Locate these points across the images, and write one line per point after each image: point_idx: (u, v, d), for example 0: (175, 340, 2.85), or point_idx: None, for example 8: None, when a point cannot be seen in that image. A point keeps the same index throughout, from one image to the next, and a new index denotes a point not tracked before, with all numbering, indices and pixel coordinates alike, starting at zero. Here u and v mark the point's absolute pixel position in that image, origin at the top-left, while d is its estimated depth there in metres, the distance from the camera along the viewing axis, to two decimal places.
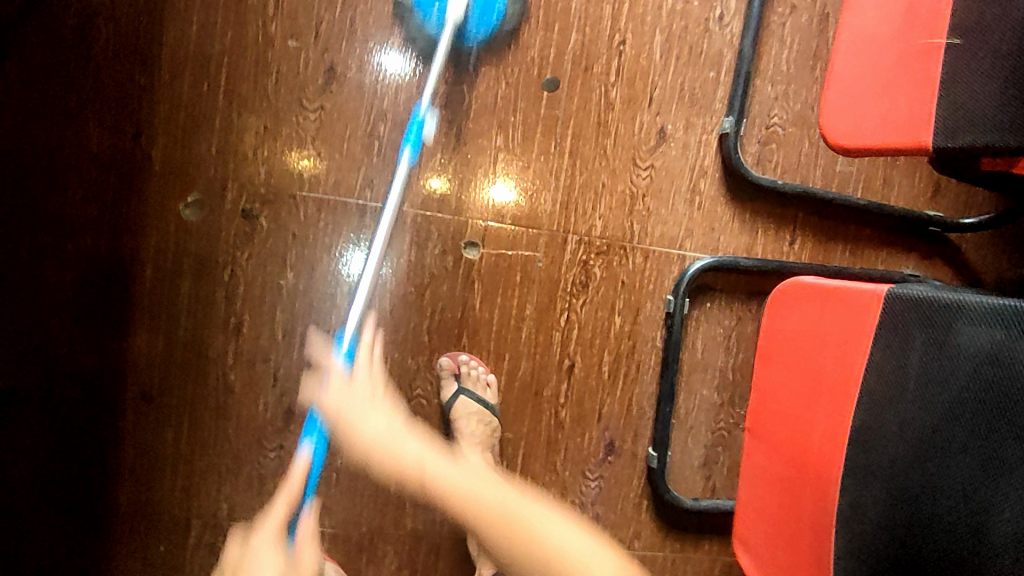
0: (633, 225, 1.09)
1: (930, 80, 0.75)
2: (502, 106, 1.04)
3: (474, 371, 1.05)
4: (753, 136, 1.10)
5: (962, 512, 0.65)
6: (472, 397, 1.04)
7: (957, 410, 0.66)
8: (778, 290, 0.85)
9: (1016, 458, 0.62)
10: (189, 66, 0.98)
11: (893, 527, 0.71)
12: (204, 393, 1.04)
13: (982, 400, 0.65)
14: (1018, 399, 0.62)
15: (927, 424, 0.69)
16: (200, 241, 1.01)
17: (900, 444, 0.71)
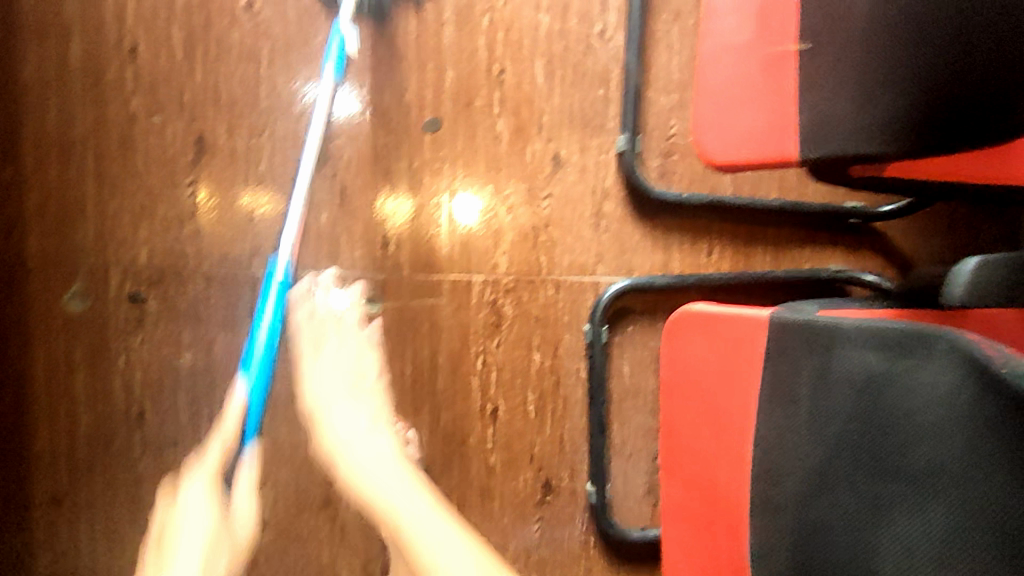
0: (539, 258, 1.05)
1: (789, 90, 0.71)
2: (386, 152, 1.01)
3: (393, 429, 1.02)
4: (652, 150, 1.06)
5: (857, 553, 0.59)
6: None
7: (842, 435, 0.61)
8: (674, 319, 0.79)
9: (899, 478, 0.57)
10: (53, 158, 0.96)
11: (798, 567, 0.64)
12: (115, 487, 1.00)
13: (866, 435, 0.60)
14: (896, 418, 0.58)
15: (817, 448, 0.63)
16: (89, 331, 0.98)
17: (798, 475, 0.65)
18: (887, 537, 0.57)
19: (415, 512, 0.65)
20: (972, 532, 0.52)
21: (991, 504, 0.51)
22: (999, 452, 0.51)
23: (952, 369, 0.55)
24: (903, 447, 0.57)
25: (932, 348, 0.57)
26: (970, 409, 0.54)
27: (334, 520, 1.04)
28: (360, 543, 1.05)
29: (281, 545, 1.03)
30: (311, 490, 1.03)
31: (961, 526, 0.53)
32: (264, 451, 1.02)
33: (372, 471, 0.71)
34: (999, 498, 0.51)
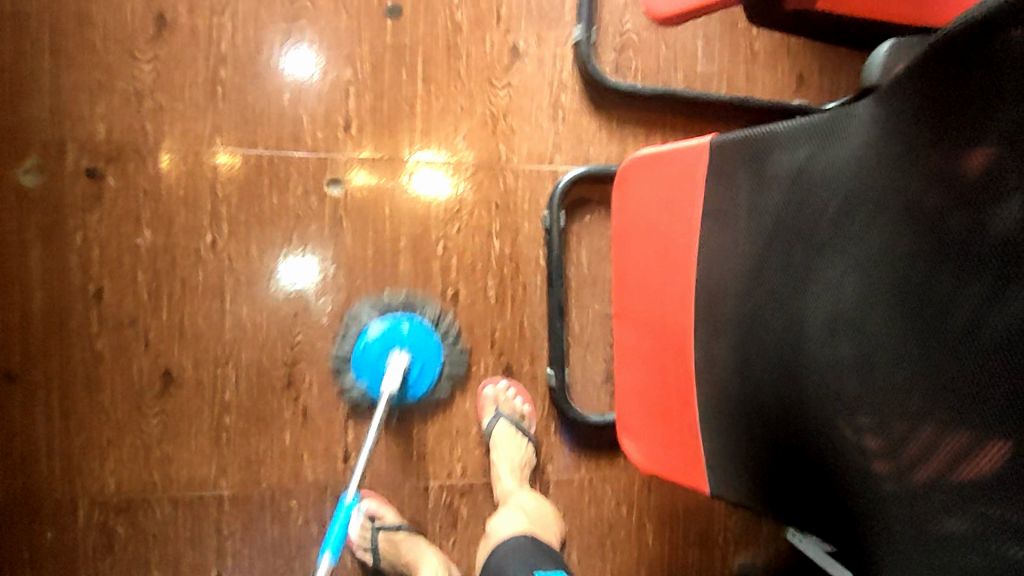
0: (498, 145, 1.08)
1: None
2: (347, 37, 1.03)
3: (514, 401, 1.09)
4: (607, 45, 1.11)
5: (794, 329, 0.65)
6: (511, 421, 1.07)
7: (778, 227, 0.67)
8: (623, 169, 0.85)
9: (824, 254, 0.62)
10: (7, 33, 0.96)
11: (741, 355, 0.70)
12: (74, 364, 1.00)
13: (796, 217, 0.65)
14: (821, 200, 0.63)
15: (755, 245, 0.69)
16: (46, 206, 0.98)
17: (738, 274, 0.70)
18: (817, 303, 0.63)
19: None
20: (878, 279, 0.58)
21: (891, 250, 0.56)
22: (901, 199, 0.56)
23: (864, 134, 0.59)
24: (827, 220, 0.62)
25: (848, 120, 0.60)
26: (878, 167, 0.57)
27: (297, 402, 1.05)
28: (324, 427, 1.06)
29: (242, 428, 1.04)
30: (273, 371, 1.04)
31: (877, 272, 0.58)
32: (225, 332, 1.02)
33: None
34: (900, 242, 0.56)
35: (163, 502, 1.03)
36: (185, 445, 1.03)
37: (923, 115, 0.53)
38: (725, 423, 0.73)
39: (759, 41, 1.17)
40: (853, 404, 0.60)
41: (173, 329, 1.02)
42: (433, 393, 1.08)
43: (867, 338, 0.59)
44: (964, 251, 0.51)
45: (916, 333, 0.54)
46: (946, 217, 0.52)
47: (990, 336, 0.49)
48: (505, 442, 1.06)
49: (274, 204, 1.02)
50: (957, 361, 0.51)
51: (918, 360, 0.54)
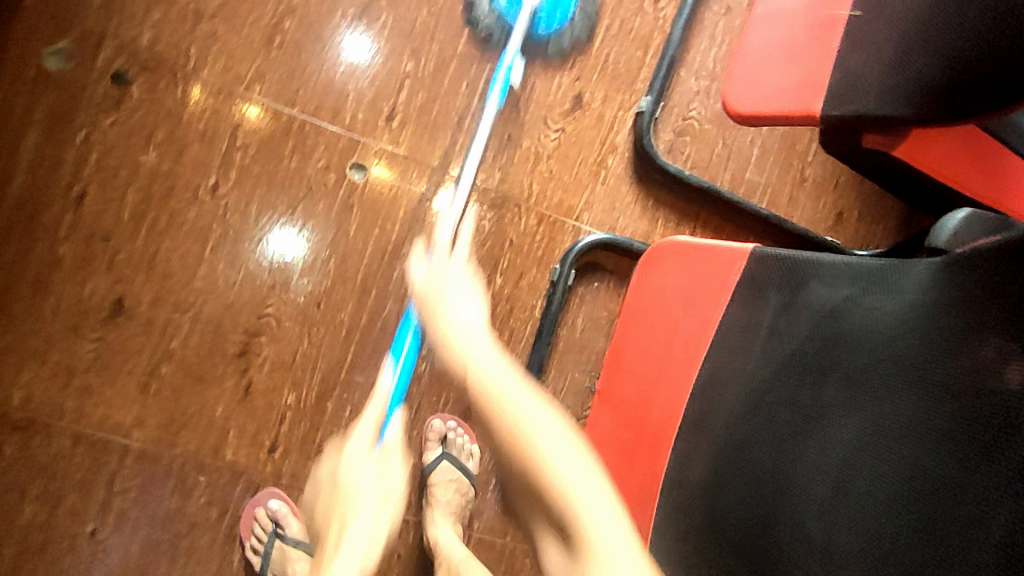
0: (533, 184, 1.05)
1: (824, 55, 0.75)
2: (421, 32, 1.00)
3: (461, 440, 1.04)
4: (669, 124, 1.09)
5: (778, 459, 0.62)
6: (455, 463, 1.02)
7: (796, 354, 0.64)
8: (652, 250, 0.80)
9: (841, 392, 0.60)
10: None
11: (717, 473, 0.65)
12: (29, 261, 0.93)
13: (819, 350, 0.63)
14: (850, 341, 0.61)
15: (765, 365, 0.66)
16: (59, 93, 0.92)
17: (737, 388, 0.67)
18: (816, 458, 0.59)
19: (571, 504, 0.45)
20: (889, 433, 0.55)
21: (915, 403, 0.54)
22: (939, 357, 0.54)
23: (920, 286, 0.58)
24: (856, 359, 0.60)
25: (904, 274, 0.60)
26: (924, 322, 0.56)
27: (243, 375, 0.99)
28: (262, 408, 0.99)
29: (177, 383, 0.97)
30: (230, 336, 0.98)
31: (888, 428, 0.56)
32: (196, 279, 0.96)
33: (527, 402, 0.48)
34: (933, 400, 0.53)
35: (64, 434, 0.95)
36: (110, 380, 0.96)
37: (991, 296, 0.52)
38: (678, 539, 0.67)
39: (812, 168, 1.15)
40: (823, 556, 0.56)
41: (144, 259, 0.95)
42: (507, 289, 1.05)
43: (851, 492, 0.56)
44: (978, 420, 0.50)
45: (924, 498, 0.51)
46: (977, 373, 0.51)
47: (995, 510, 0.46)
48: (445, 485, 1.01)
49: (291, 168, 0.97)
50: (942, 530, 0.49)
51: (902, 523, 0.52)
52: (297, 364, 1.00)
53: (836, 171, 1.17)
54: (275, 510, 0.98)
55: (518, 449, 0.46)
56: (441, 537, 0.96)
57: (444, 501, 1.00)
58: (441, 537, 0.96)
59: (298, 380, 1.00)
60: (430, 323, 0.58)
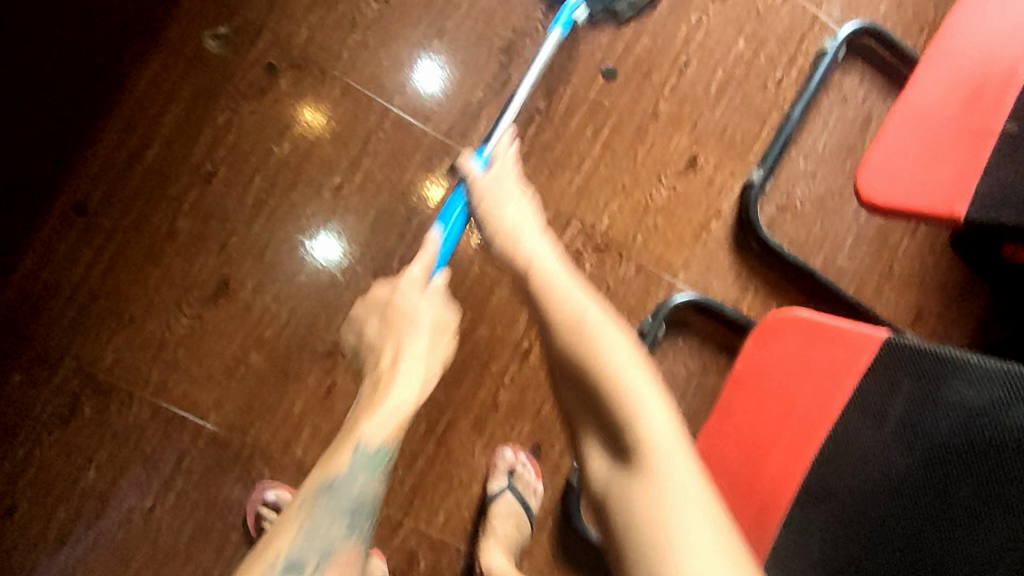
0: (637, 235, 1.07)
1: (971, 163, 0.78)
2: (558, 74, 1.04)
3: (527, 475, 1.02)
4: (772, 200, 1.12)
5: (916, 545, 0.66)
6: (517, 498, 1.00)
7: (936, 449, 0.67)
8: (766, 321, 0.81)
9: (988, 495, 0.64)
10: None
11: (839, 551, 0.69)
12: (146, 228, 0.94)
13: (965, 451, 0.66)
14: (999, 448, 0.64)
15: (898, 455, 0.69)
16: (210, 73, 0.95)
17: (863, 471, 0.70)
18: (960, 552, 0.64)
19: (672, 474, 0.56)
20: None
21: None
22: None
23: None
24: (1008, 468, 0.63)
25: None
26: None
27: (327, 375, 0.98)
28: (340, 411, 0.99)
29: (262, 373, 0.97)
30: (323, 334, 0.98)
31: None
32: (302, 272, 0.97)
33: (645, 390, 0.59)
34: None
35: (142, 406, 0.94)
36: (198, 359, 0.95)
37: None
38: None
39: (900, 262, 1.17)
40: None
41: (256, 245, 0.96)
42: None
43: None
44: None
45: None
46: None
47: None
48: (504, 517, 0.99)
49: (413, 181, 1.00)
50: None
51: None
52: None
53: (924, 271, 1.18)
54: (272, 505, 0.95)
55: (631, 416, 0.58)
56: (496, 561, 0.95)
57: (502, 531, 0.98)
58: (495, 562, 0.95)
59: None
60: (554, 304, 0.65)
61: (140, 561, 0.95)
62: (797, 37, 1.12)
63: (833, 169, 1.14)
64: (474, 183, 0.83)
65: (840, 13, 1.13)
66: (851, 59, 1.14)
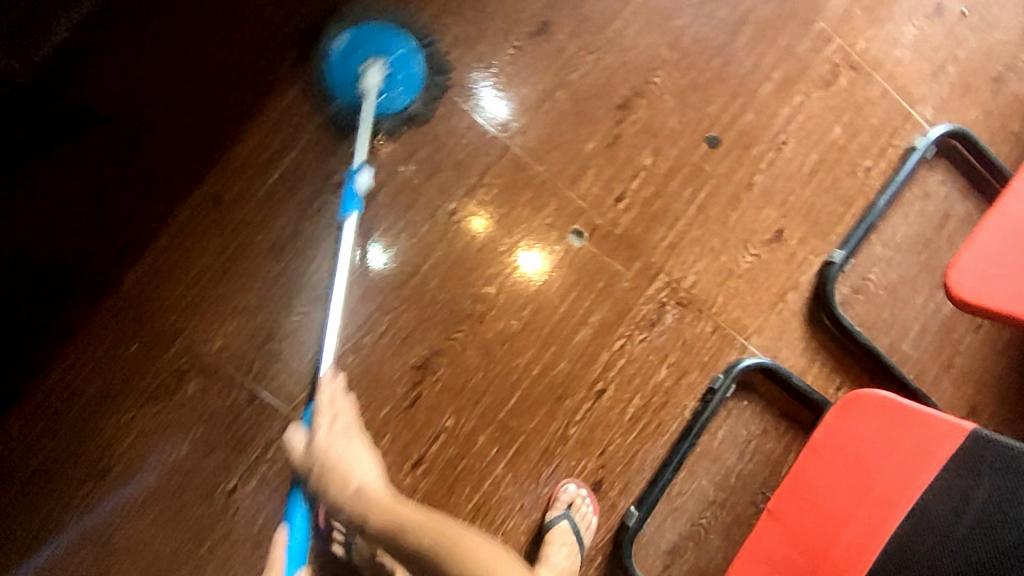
0: (718, 295, 1.13)
1: None
2: (665, 136, 1.10)
3: (584, 510, 1.05)
4: (848, 280, 1.17)
5: None
6: (573, 529, 1.03)
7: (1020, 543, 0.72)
8: (850, 395, 0.84)
9: None
10: None
11: None
12: (272, 225, 1.00)
13: None
14: None
15: (983, 545, 0.73)
16: (352, 91, 1.02)
17: (948, 556, 0.75)
18: None
19: None
20: None
21: None
22: None
23: None
24: None
25: None
26: None
27: (415, 387, 1.03)
28: (420, 423, 1.03)
29: (355, 376, 1.02)
30: (416, 348, 1.03)
31: None
32: (405, 287, 1.03)
33: None
34: None
35: (241, 391, 1.00)
36: (299, 354, 1.01)
37: None
38: None
39: (961, 357, 1.22)
40: None
41: (369, 255, 1.02)
42: (668, 384, 1.11)
43: None
44: None
45: None
46: None
47: None
48: (559, 545, 1.02)
49: (520, 216, 1.06)
50: None
51: None
52: (465, 392, 1.05)
53: (982, 367, 1.23)
54: None
55: None
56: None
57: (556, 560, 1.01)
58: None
59: (461, 407, 1.04)
60: None
61: (213, 540, 0.98)
62: (890, 131, 1.18)
63: (908, 258, 1.19)
64: (307, 448, 0.81)
65: (932, 114, 1.20)
66: (937, 158, 1.20)
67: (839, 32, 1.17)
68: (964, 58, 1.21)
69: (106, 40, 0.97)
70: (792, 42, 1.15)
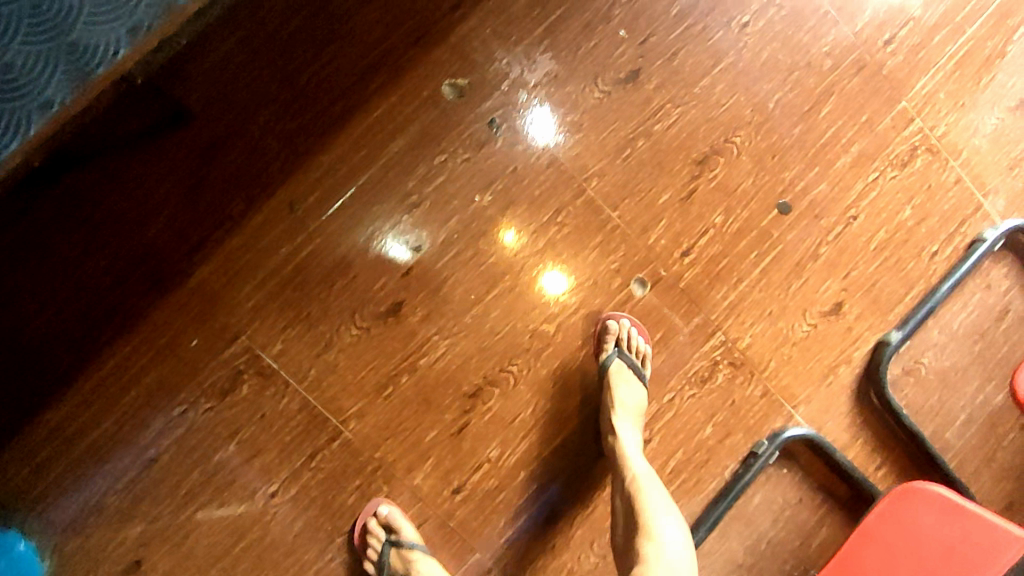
0: (771, 361, 1.13)
1: None
2: (739, 197, 1.11)
3: (636, 341, 1.05)
4: (901, 360, 1.18)
5: None
6: (630, 364, 1.03)
7: None
8: (909, 485, 0.88)
9: None
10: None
11: None
12: (344, 238, 1.01)
13: None
14: None
15: None
16: (438, 116, 1.03)
17: None
18: None
19: None
20: None
21: None
22: None
23: None
24: None
25: None
26: None
27: (463, 415, 1.04)
28: (464, 450, 1.04)
29: (407, 398, 1.03)
30: (470, 377, 1.04)
31: None
32: (467, 315, 1.03)
33: None
34: None
35: (294, 398, 1.01)
36: (354, 369, 1.02)
37: None
38: None
39: (1004, 452, 1.21)
40: None
41: (435, 279, 1.03)
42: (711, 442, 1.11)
43: None
44: None
45: None
46: None
47: None
48: (623, 384, 1.02)
49: (587, 259, 1.06)
50: None
51: None
52: (513, 426, 1.05)
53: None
54: (383, 515, 1.01)
55: None
56: (624, 441, 0.99)
57: (626, 398, 1.01)
58: (623, 435, 1.00)
59: (506, 440, 1.05)
60: None
61: (250, 540, 1.00)
62: (959, 218, 1.19)
63: (962, 346, 1.19)
64: None
65: (1003, 207, 1.20)
66: (1004, 251, 1.20)
67: (921, 114, 1.17)
68: None
69: (207, 43, 0.99)
70: (874, 118, 1.15)
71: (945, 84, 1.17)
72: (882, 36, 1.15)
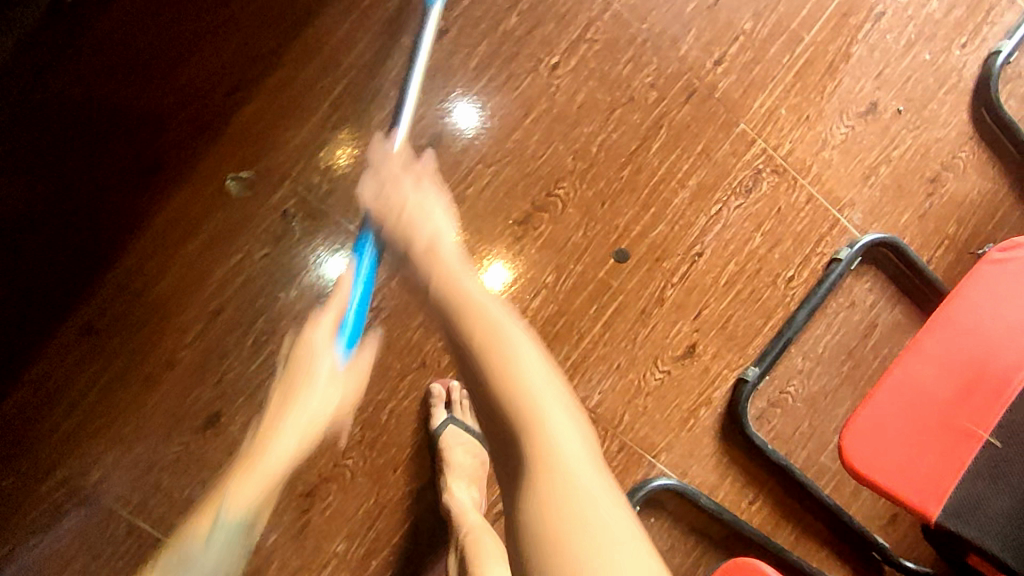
0: (625, 414, 1.08)
1: (955, 465, 0.78)
2: (570, 251, 1.05)
3: (469, 402, 1.02)
4: (764, 393, 1.13)
5: None
6: (464, 428, 1.01)
7: None
8: (732, 564, 0.85)
9: None
10: (303, 75, 0.99)
11: None
12: (151, 354, 0.97)
13: None
14: None
15: None
16: (229, 216, 0.98)
17: None
18: None
19: None
20: None
21: None
22: None
23: None
24: None
25: None
26: None
27: (303, 514, 1.00)
28: (309, 549, 0.99)
29: None
30: (304, 476, 0.99)
31: None
32: None
33: None
34: None
35: (121, 524, 0.96)
36: (180, 484, 0.98)
37: None
38: None
39: None
40: None
41: (253, 382, 0.99)
42: None
43: None
44: None
45: None
46: None
47: None
48: (456, 448, 0.99)
49: (412, 341, 1.02)
50: None
51: None
52: (356, 518, 1.00)
53: None
54: None
55: None
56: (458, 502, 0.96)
57: (459, 462, 0.98)
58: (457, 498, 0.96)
59: (352, 532, 1.00)
60: None
61: None
62: (814, 238, 1.12)
63: (832, 368, 1.15)
64: None
65: (861, 220, 1.14)
66: (865, 265, 1.15)
67: (762, 134, 1.10)
68: (897, 158, 1.14)
69: None
70: (711, 146, 1.08)
71: (785, 99, 1.10)
72: (710, 56, 1.08)
